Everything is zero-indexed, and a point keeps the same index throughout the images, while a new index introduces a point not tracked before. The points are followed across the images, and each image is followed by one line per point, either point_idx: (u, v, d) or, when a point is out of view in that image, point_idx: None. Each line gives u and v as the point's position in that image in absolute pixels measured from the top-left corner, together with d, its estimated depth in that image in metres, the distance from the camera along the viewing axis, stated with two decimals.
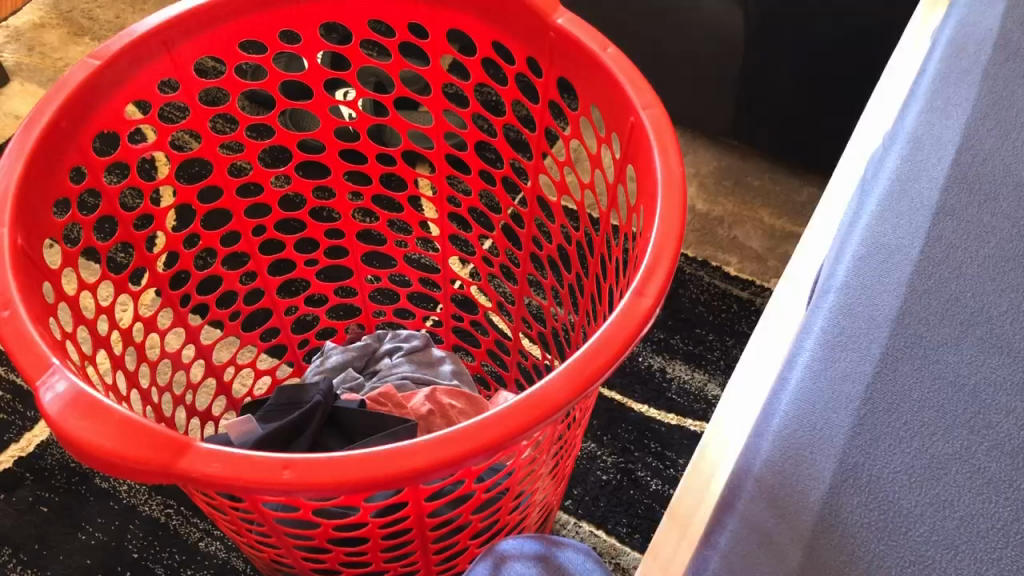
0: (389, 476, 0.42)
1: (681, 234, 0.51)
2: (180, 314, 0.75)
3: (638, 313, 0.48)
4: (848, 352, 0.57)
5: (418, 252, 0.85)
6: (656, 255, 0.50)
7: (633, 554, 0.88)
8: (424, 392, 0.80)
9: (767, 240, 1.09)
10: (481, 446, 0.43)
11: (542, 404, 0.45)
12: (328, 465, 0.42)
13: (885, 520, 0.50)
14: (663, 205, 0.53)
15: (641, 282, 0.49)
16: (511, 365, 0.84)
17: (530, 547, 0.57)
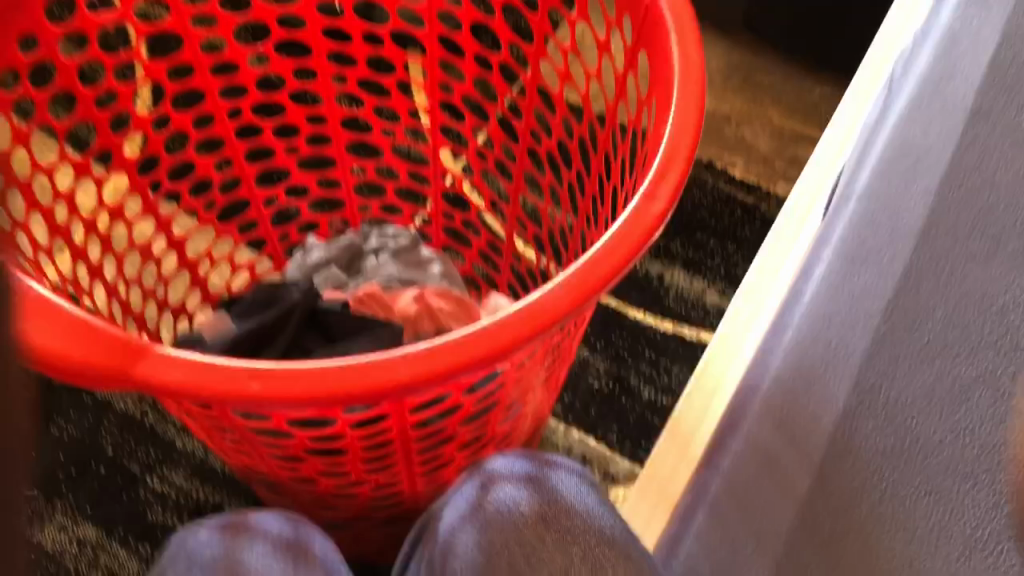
0: (369, 390, 0.39)
1: (698, 129, 0.46)
2: (150, 202, 0.70)
3: (648, 217, 0.43)
4: (868, 266, 0.53)
5: (408, 144, 0.79)
6: (668, 151, 0.45)
7: (622, 463, 0.86)
8: (411, 293, 0.77)
9: (776, 141, 1.04)
10: (470, 361, 0.40)
11: (539, 315, 0.41)
12: (297, 377, 0.39)
13: (902, 446, 0.47)
14: (679, 98, 0.47)
15: (652, 184, 0.44)
16: (504, 268, 0.80)
17: (520, 467, 0.55)
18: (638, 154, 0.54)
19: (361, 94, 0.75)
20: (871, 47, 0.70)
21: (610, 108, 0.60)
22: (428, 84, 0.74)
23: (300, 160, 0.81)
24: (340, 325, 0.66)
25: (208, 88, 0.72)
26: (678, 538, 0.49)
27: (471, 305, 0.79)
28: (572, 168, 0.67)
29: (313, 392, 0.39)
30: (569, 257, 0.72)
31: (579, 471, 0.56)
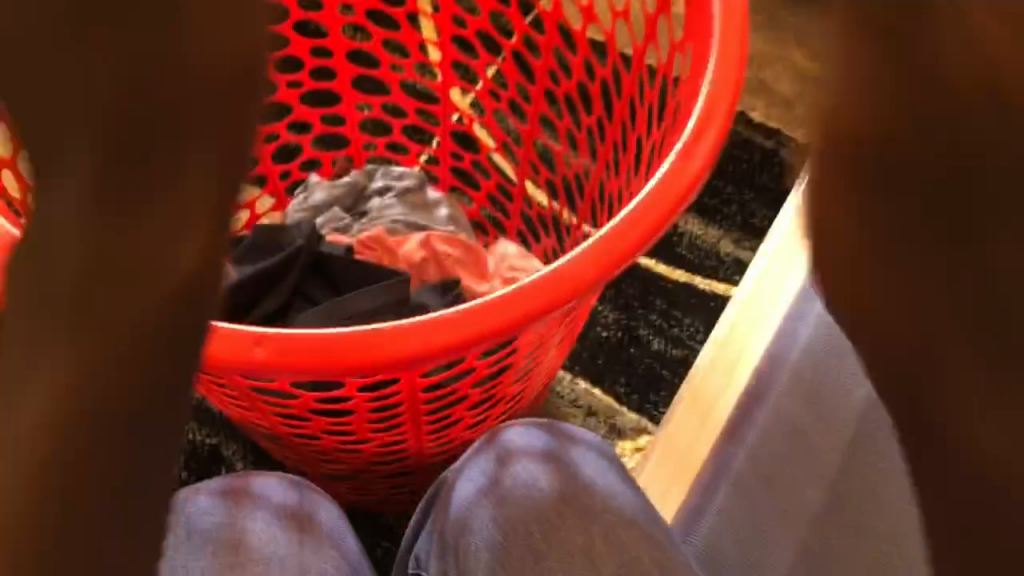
0: (379, 360, 0.37)
1: (741, 78, 0.44)
2: None
3: (686, 174, 0.41)
4: None
5: (416, 80, 0.76)
6: (707, 106, 0.43)
7: (629, 415, 0.84)
8: (418, 238, 0.74)
9: (799, 84, 0.99)
10: (494, 330, 0.38)
11: (563, 283, 0.39)
12: (313, 343, 0.37)
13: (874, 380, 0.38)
14: (718, 47, 0.44)
15: (688, 141, 0.42)
16: (514, 214, 0.78)
17: (541, 441, 0.57)
18: (667, 101, 0.50)
19: (369, 25, 0.71)
20: None
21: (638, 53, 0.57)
22: (441, 17, 0.70)
23: (302, 93, 0.77)
24: (343, 273, 0.63)
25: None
26: (701, 509, 0.60)
27: (480, 252, 0.76)
28: (592, 115, 0.63)
29: (331, 360, 0.37)
30: (585, 205, 0.69)
31: (601, 448, 0.58)
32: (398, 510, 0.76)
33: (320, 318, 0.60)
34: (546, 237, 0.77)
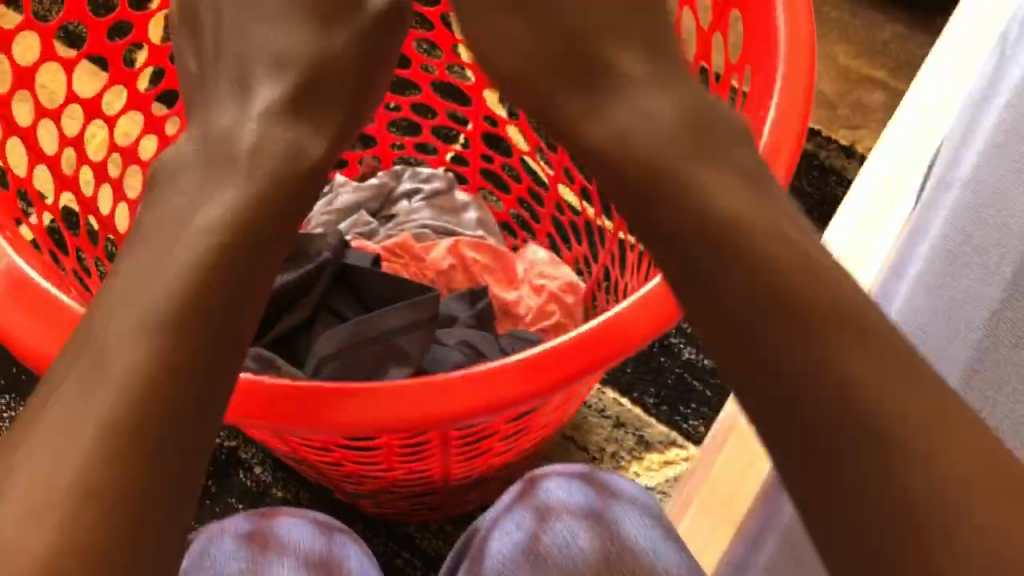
0: (410, 418, 0.36)
1: (807, 105, 0.45)
2: (168, 140, 0.63)
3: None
4: (971, 265, 0.49)
5: (448, 79, 0.73)
6: (773, 143, 0.44)
7: (657, 427, 0.81)
8: (445, 244, 0.73)
9: (840, 83, 0.95)
10: (532, 390, 0.37)
11: (602, 339, 0.39)
12: (342, 399, 0.36)
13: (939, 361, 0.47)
14: (787, 81, 0.45)
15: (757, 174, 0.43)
16: (546, 217, 0.76)
17: (581, 497, 0.55)
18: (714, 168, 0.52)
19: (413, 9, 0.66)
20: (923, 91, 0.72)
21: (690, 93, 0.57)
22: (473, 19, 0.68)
23: None
24: (376, 289, 0.61)
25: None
26: (747, 560, 0.53)
27: (508, 256, 0.74)
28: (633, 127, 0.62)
29: (364, 413, 0.36)
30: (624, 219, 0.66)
31: (647, 503, 0.55)
32: (418, 520, 0.75)
33: (345, 338, 0.57)
34: (577, 245, 0.75)
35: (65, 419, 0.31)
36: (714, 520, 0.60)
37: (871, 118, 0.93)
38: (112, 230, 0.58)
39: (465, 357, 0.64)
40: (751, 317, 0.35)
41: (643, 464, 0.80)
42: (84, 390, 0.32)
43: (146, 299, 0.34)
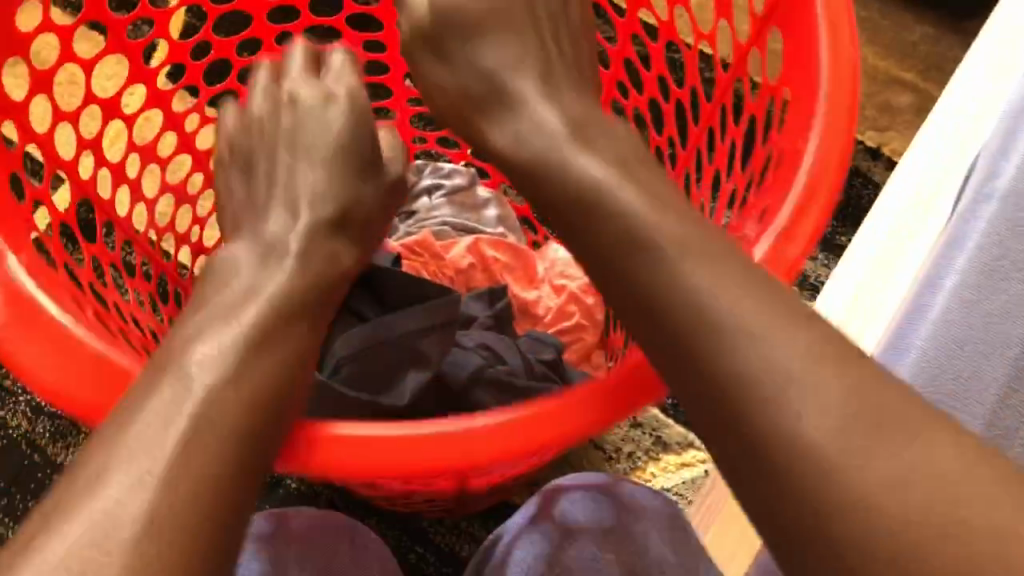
0: (437, 465, 0.41)
1: (845, 152, 0.46)
2: (187, 137, 0.62)
3: (785, 264, 0.43)
4: (993, 306, 0.52)
5: None
6: (812, 179, 0.45)
7: (675, 428, 0.81)
8: (466, 243, 0.72)
9: (867, 83, 0.93)
10: (542, 440, 0.42)
11: (598, 394, 0.43)
12: (380, 445, 0.41)
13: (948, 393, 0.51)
14: (827, 116, 0.46)
15: (792, 220, 0.44)
16: None
17: (602, 514, 0.58)
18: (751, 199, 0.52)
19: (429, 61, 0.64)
20: (947, 100, 0.71)
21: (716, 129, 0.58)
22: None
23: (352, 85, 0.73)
24: (397, 291, 0.59)
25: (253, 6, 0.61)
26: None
27: (530, 254, 0.73)
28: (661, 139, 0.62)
29: (398, 459, 0.40)
30: None
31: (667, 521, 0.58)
32: (432, 517, 0.74)
33: (362, 341, 0.55)
34: None
35: (141, 438, 0.38)
36: (736, 532, 0.68)
37: (900, 120, 0.91)
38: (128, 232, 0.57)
39: (484, 360, 0.63)
40: None
41: (660, 466, 0.80)
42: (157, 415, 0.39)
43: (208, 347, 0.42)
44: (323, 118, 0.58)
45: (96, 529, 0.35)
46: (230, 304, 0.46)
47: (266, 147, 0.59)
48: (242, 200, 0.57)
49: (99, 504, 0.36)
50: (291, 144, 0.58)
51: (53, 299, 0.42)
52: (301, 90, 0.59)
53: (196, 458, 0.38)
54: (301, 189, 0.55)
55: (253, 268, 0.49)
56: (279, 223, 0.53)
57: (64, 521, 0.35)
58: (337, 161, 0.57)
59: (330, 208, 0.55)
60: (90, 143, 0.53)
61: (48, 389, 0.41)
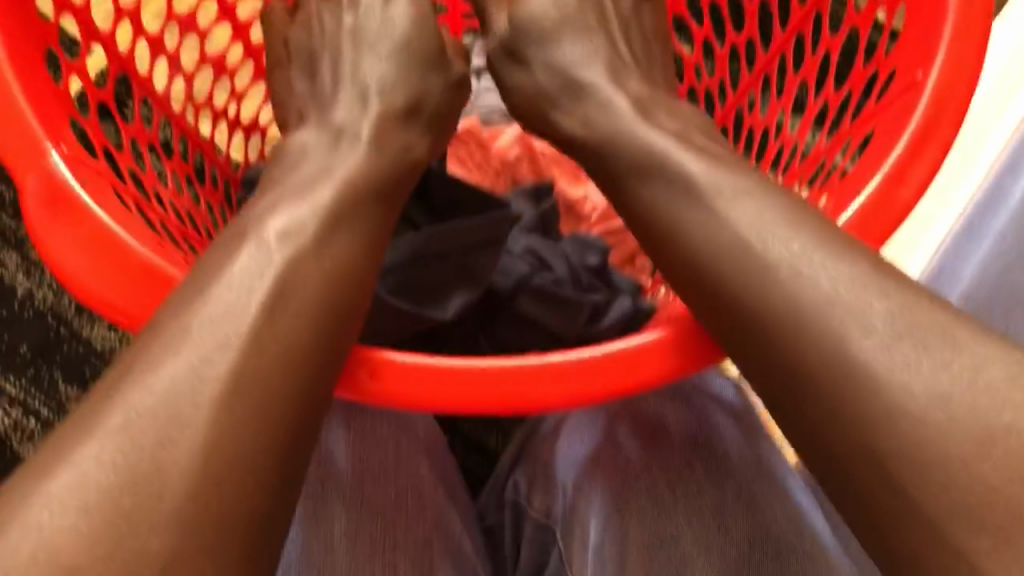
0: (501, 403, 0.39)
1: (974, 79, 0.42)
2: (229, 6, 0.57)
3: (895, 208, 0.41)
4: None
5: None
6: (929, 120, 0.42)
7: None
8: (514, 131, 0.69)
9: None
10: (605, 389, 0.39)
11: (658, 349, 0.40)
12: (439, 378, 0.39)
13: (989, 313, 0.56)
14: (956, 36, 0.43)
15: (906, 159, 0.42)
16: None
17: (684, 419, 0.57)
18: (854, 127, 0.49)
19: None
20: None
21: (808, 38, 0.53)
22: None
23: None
24: (443, 192, 0.58)
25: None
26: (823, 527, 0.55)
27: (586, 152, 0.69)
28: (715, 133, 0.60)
29: (461, 396, 0.39)
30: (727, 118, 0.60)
31: (729, 403, 0.58)
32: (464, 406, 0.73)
33: (415, 248, 0.54)
34: None
35: (213, 313, 0.37)
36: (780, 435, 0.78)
37: None
38: (166, 108, 0.52)
39: (531, 267, 0.59)
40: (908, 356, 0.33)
41: None
42: (236, 283, 0.38)
43: (285, 221, 0.42)
44: (387, 15, 0.55)
45: (172, 399, 0.34)
46: (303, 182, 0.45)
47: (329, 41, 0.56)
48: (305, 94, 0.55)
49: (171, 370, 0.35)
50: (354, 38, 0.55)
51: (98, 198, 0.39)
52: None
53: (272, 335, 0.37)
54: (368, 81, 0.53)
55: (325, 150, 0.48)
56: (348, 112, 0.51)
57: (137, 383, 0.34)
58: (404, 56, 0.54)
59: (398, 101, 0.52)
60: (130, 15, 0.48)
61: (91, 293, 0.38)
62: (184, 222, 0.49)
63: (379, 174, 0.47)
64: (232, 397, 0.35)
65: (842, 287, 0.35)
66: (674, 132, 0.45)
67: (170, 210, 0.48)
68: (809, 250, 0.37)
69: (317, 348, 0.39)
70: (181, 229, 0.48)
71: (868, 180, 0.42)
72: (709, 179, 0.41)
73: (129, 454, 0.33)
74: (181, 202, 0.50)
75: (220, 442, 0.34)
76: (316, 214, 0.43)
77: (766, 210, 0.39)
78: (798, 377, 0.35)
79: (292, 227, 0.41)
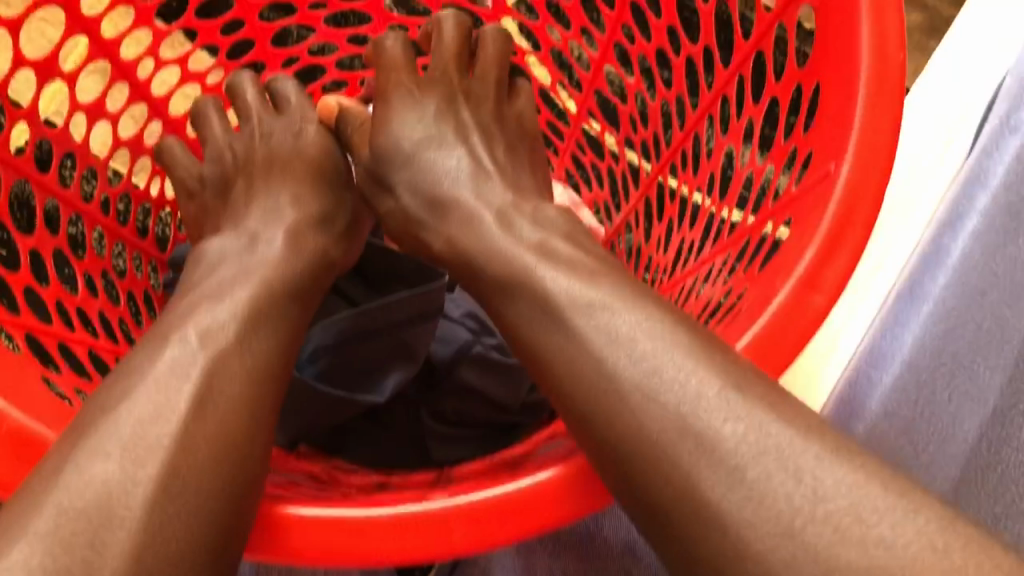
0: (414, 549, 0.38)
1: (883, 177, 0.43)
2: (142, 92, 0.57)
3: (808, 316, 0.41)
4: (961, 337, 0.53)
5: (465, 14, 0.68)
6: (840, 220, 0.42)
7: None
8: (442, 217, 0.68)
9: None
10: (519, 530, 0.38)
11: (570, 486, 0.39)
12: (343, 528, 0.38)
13: (911, 415, 0.56)
14: (865, 131, 0.44)
15: (817, 262, 0.42)
16: (563, 154, 0.72)
17: None
18: (776, 210, 0.51)
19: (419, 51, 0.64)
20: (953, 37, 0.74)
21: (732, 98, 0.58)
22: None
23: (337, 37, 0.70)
24: (377, 264, 0.60)
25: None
26: None
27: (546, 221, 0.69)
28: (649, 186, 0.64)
29: (368, 546, 0.38)
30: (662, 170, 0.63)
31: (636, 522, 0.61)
32: None
33: (343, 329, 0.55)
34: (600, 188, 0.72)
35: (136, 428, 0.37)
36: None
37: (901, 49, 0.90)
38: (77, 206, 0.52)
39: (472, 334, 0.59)
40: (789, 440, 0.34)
41: None
42: (162, 386, 0.39)
43: (207, 324, 0.43)
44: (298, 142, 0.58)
45: (105, 499, 0.35)
46: (221, 285, 0.47)
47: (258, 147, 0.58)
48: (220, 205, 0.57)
49: (100, 474, 0.35)
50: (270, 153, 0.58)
51: None
52: (275, 128, 0.58)
53: (204, 425, 0.38)
54: (282, 194, 0.56)
55: (243, 253, 0.50)
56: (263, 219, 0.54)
57: (65, 487, 0.35)
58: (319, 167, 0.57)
59: (313, 209, 0.55)
60: (28, 114, 0.47)
61: None
62: (96, 331, 0.49)
63: (293, 271, 0.50)
64: (163, 490, 0.35)
65: (702, 390, 0.36)
66: (535, 242, 0.45)
67: (77, 320, 0.47)
68: (691, 370, 0.37)
69: (257, 432, 0.40)
70: (87, 338, 0.47)
71: (779, 291, 0.42)
72: (567, 293, 0.41)
73: (58, 559, 0.33)
74: (93, 306, 0.50)
75: (150, 536, 0.34)
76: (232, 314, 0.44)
77: (630, 312, 0.40)
78: (648, 464, 0.36)
79: (212, 327, 0.43)
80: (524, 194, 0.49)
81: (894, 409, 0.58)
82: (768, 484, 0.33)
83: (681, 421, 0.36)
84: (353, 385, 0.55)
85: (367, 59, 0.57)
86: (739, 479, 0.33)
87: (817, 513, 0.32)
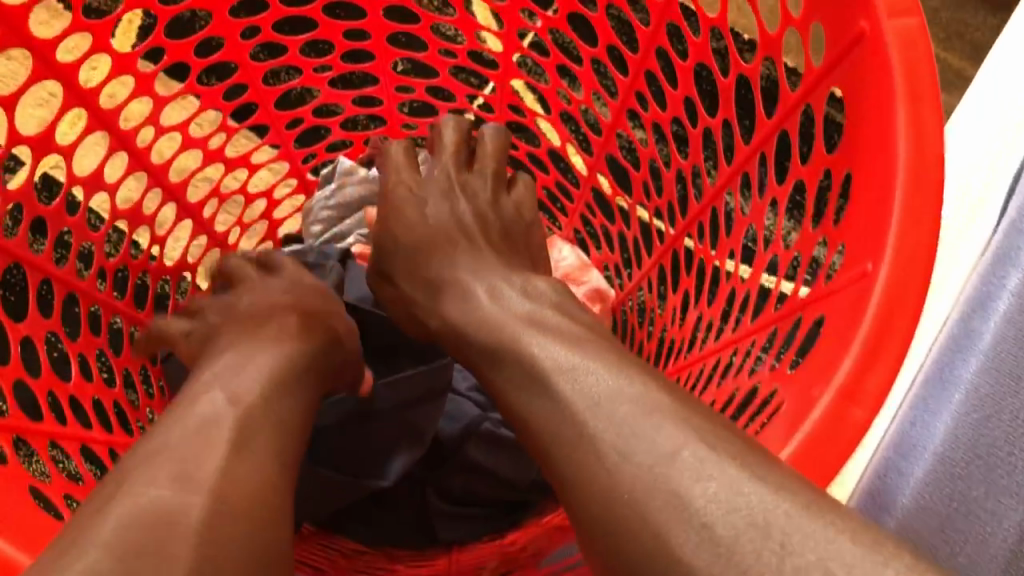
0: None
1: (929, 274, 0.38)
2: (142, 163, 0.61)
3: (848, 433, 0.36)
4: (1001, 424, 0.44)
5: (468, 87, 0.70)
6: (878, 326, 0.38)
7: None
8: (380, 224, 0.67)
9: None
10: None
11: None
12: None
13: (947, 514, 0.44)
14: (903, 233, 0.39)
15: (858, 369, 0.37)
16: (572, 215, 0.73)
17: None
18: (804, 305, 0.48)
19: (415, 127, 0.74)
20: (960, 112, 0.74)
21: (753, 176, 0.57)
22: (508, 15, 0.62)
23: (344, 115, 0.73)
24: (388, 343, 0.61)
25: (225, 30, 0.60)
26: None
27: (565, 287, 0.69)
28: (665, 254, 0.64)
29: None
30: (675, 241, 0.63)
31: None
32: None
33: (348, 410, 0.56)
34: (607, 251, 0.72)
35: (164, 465, 0.37)
36: None
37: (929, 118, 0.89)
38: (71, 283, 0.54)
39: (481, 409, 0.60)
40: (757, 494, 0.33)
41: None
42: (195, 433, 0.40)
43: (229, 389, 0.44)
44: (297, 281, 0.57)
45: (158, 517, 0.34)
46: (237, 356, 0.48)
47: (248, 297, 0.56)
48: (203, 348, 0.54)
49: (150, 495, 0.35)
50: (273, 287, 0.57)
51: None
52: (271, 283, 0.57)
53: (250, 468, 0.39)
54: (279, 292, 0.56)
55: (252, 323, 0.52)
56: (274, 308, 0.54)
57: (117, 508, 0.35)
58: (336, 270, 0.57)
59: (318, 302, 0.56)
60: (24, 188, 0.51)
61: None
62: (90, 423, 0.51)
63: (314, 343, 0.51)
64: (211, 514, 0.35)
65: (675, 450, 0.36)
66: (526, 314, 0.45)
67: (69, 413, 0.49)
68: (677, 439, 0.36)
69: (274, 477, 0.40)
70: (80, 433, 0.49)
71: (814, 404, 0.37)
72: (552, 359, 0.42)
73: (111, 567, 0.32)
74: (86, 391, 0.52)
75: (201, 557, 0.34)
76: (246, 380, 0.45)
77: (612, 376, 0.40)
78: (623, 525, 0.35)
79: (239, 390, 0.44)
80: (513, 268, 0.50)
81: (926, 504, 0.45)
82: (736, 542, 0.32)
83: (652, 480, 0.35)
84: (360, 470, 0.56)
85: (378, 170, 0.60)
86: (707, 536, 0.33)
87: (784, 568, 0.31)
